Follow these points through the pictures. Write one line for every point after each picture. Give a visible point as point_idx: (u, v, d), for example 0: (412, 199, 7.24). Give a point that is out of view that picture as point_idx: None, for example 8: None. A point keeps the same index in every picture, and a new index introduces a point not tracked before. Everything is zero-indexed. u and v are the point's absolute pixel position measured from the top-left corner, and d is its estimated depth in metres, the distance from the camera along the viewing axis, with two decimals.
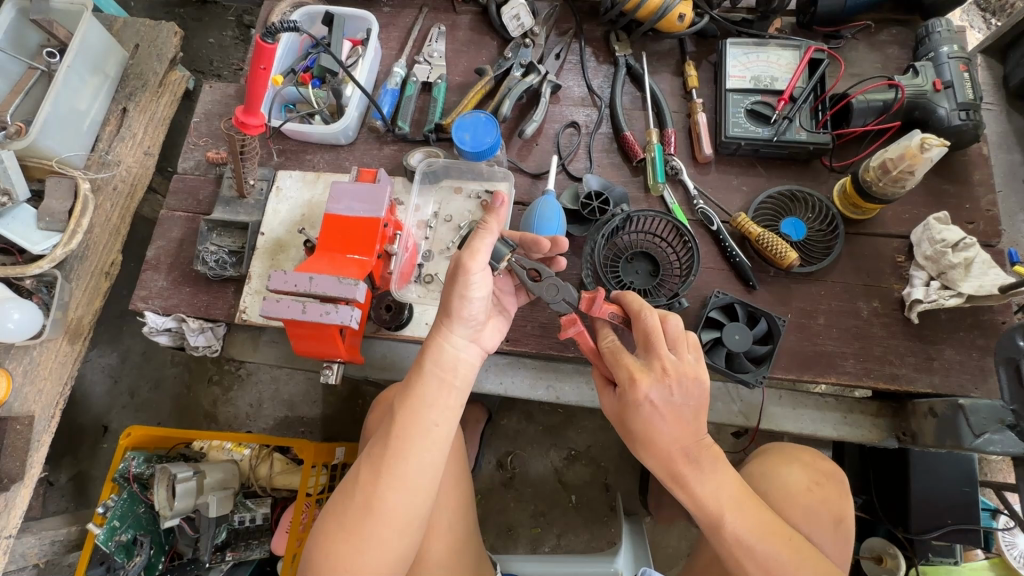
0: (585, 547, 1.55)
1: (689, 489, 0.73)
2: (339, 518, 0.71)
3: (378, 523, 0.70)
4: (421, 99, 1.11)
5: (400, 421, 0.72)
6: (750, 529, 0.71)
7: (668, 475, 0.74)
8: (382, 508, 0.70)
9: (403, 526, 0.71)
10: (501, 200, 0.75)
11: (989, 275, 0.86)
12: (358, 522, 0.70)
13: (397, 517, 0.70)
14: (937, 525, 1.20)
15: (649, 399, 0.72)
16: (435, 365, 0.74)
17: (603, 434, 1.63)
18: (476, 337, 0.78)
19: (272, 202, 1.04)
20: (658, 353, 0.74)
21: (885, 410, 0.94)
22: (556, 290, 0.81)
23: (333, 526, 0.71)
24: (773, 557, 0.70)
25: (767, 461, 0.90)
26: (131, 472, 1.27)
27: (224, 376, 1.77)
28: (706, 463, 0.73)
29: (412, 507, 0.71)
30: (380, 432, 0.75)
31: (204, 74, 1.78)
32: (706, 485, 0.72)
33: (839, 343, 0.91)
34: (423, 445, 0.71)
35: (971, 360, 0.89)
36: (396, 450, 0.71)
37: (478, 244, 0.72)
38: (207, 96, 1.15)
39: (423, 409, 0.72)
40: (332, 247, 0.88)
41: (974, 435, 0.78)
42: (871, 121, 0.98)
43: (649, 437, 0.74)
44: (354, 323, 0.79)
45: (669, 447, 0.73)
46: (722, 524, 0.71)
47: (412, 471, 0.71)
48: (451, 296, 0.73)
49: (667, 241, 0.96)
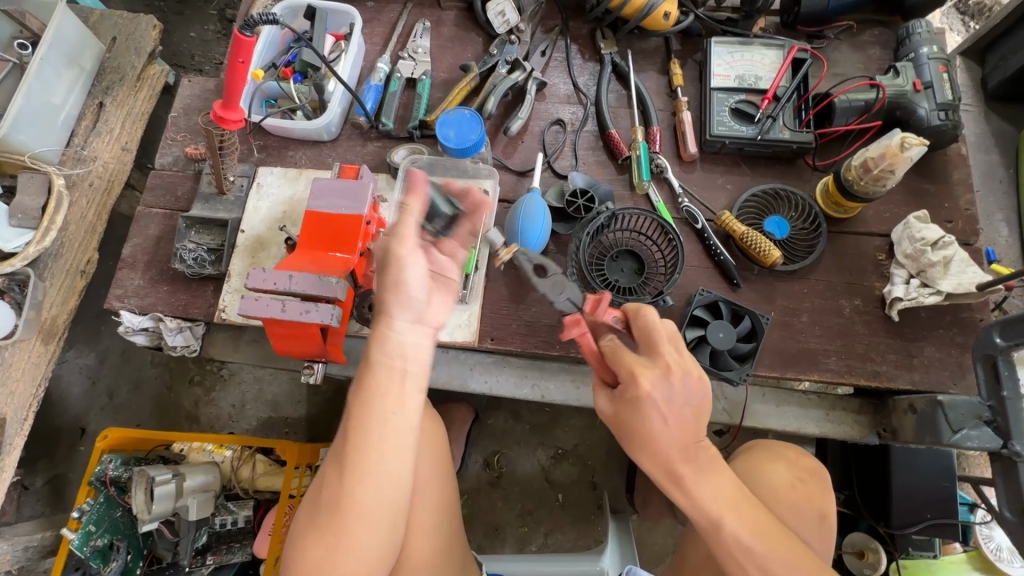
0: (572, 545, 1.55)
1: (685, 490, 0.73)
2: (309, 520, 0.71)
3: (346, 524, 0.69)
4: (406, 95, 1.09)
5: (357, 417, 0.70)
6: (745, 528, 0.71)
7: (667, 473, 0.73)
8: (352, 506, 0.69)
9: (373, 524, 0.69)
10: (416, 177, 0.75)
11: (967, 273, 0.88)
12: (327, 524, 0.69)
13: (365, 516, 0.69)
14: (917, 519, 1.22)
15: (652, 394, 0.71)
16: (384, 355, 0.71)
17: (590, 432, 1.63)
18: (423, 320, 0.73)
19: (253, 198, 1.02)
20: (660, 348, 0.74)
21: (866, 407, 0.96)
22: (560, 287, 0.82)
23: (304, 528, 0.71)
24: (769, 556, 0.70)
25: (751, 458, 0.90)
26: (107, 475, 1.23)
27: (206, 376, 1.74)
28: (693, 464, 0.73)
29: (381, 504, 0.70)
30: (342, 431, 0.74)
31: (186, 69, 1.74)
32: (704, 486, 0.72)
33: (822, 340, 0.92)
34: (386, 440, 0.70)
35: (950, 357, 0.90)
36: (356, 448, 0.69)
37: (401, 228, 0.73)
38: (186, 90, 1.12)
39: (379, 403, 0.70)
40: (313, 244, 0.87)
41: (952, 431, 0.80)
42: (853, 120, 0.98)
43: (647, 435, 0.73)
44: (335, 322, 0.77)
45: (670, 443, 0.72)
46: (721, 526, 0.71)
47: (378, 466, 0.70)
48: (387, 285, 0.72)
49: (652, 239, 0.96)
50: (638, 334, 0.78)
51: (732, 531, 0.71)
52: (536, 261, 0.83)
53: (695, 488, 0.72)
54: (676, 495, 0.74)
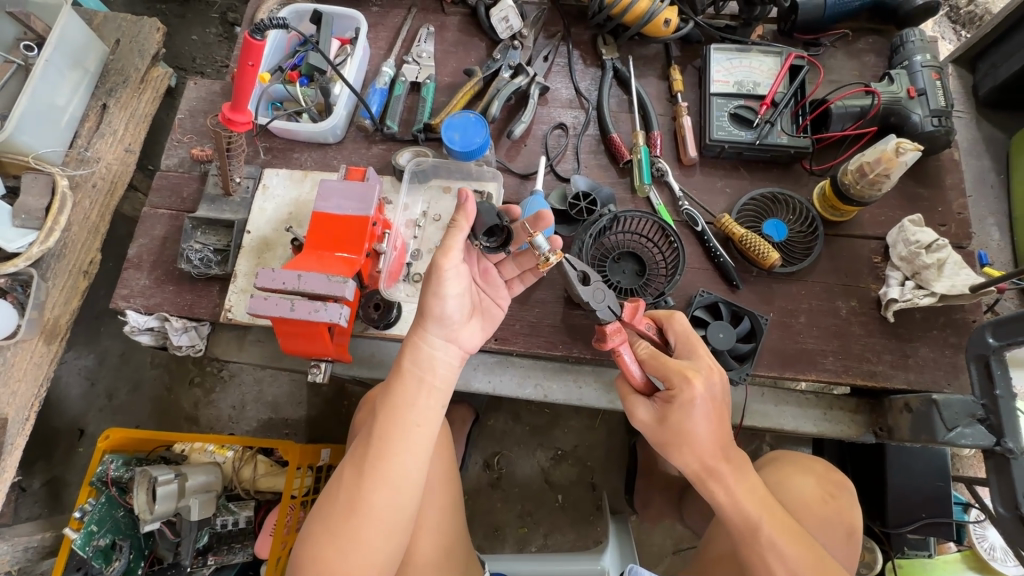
0: (572, 546, 1.56)
1: (724, 486, 0.74)
2: (324, 519, 0.71)
3: (362, 525, 0.70)
4: (410, 99, 1.11)
5: (383, 420, 0.73)
6: (781, 532, 0.72)
7: (703, 471, 0.75)
8: (365, 510, 0.70)
9: (387, 528, 0.71)
10: (467, 196, 0.73)
11: (961, 276, 0.90)
12: (343, 524, 0.70)
13: (382, 518, 0.70)
14: (912, 518, 1.24)
15: (701, 397, 0.73)
16: (414, 365, 0.75)
17: (589, 433, 1.64)
18: (454, 338, 0.77)
19: (259, 200, 1.03)
20: (699, 354, 0.78)
21: (862, 407, 0.97)
22: (602, 296, 0.79)
23: (317, 527, 0.71)
24: (800, 562, 0.71)
25: (779, 469, 0.92)
26: (108, 476, 1.24)
27: (206, 378, 1.74)
28: (733, 466, 0.75)
29: (397, 508, 0.71)
30: (363, 433, 0.75)
31: (187, 71, 1.75)
32: (737, 485, 0.74)
33: (819, 341, 0.94)
34: (406, 447, 0.72)
35: (944, 357, 0.92)
36: (379, 451, 0.71)
37: (450, 242, 0.73)
38: (192, 92, 1.13)
39: (406, 410, 0.73)
40: (320, 245, 0.88)
41: (947, 429, 0.82)
42: (848, 126, 1.01)
43: (688, 438, 0.74)
44: (343, 322, 0.78)
45: (708, 444, 0.74)
46: (758, 528, 0.72)
47: (397, 472, 0.71)
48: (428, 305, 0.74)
49: (653, 241, 0.98)
50: (676, 341, 0.83)
51: (769, 536, 0.72)
52: (580, 268, 0.79)
53: (732, 487, 0.74)
54: (714, 495, 0.75)
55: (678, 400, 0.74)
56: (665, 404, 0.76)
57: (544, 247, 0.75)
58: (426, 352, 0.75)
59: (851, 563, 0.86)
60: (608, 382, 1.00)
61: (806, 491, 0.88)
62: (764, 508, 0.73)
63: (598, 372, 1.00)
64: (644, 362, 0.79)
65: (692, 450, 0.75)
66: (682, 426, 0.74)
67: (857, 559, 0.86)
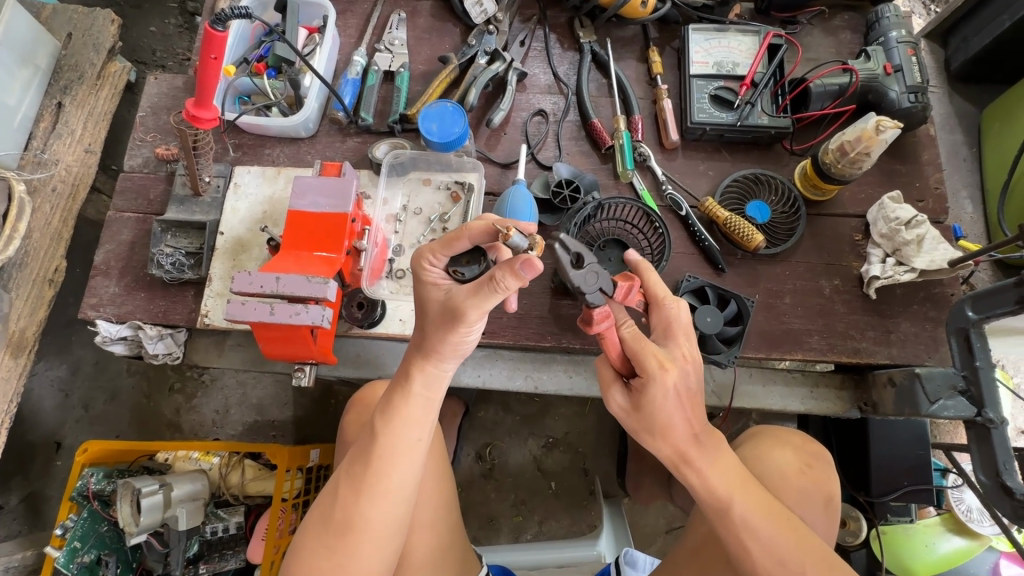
0: (566, 531, 1.57)
1: (698, 472, 0.75)
2: (320, 534, 0.71)
3: (360, 538, 0.69)
4: (384, 89, 1.07)
5: (382, 438, 0.71)
6: (755, 510, 0.73)
7: (678, 458, 0.75)
8: (363, 524, 0.70)
9: (385, 537, 0.71)
10: (527, 269, 0.59)
11: (940, 250, 0.90)
12: (340, 539, 0.69)
13: (378, 530, 0.70)
14: (894, 486, 1.28)
15: (675, 388, 0.73)
16: (423, 386, 0.73)
17: (579, 420, 1.65)
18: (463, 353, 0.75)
19: (231, 199, 1.00)
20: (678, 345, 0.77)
21: (847, 382, 0.99)
22: (596, 278, 0.73)
23: (315, 542, 0.71)
24: (775, 542, 0.71)
25: (760, 444, 0.92)
26: (89, 489, 1.20)
27: (186, 383, 1.70)
28: (707, 450, 0.75)
29: (393, 519, 0.71)
30: (359, 447, 0.74)
31: (147, 65, 1.67)
32: (711, 473, 0.74)
33: (804, 320, 0.95)
34: (405, 462, 0.71)
35: (924, 331, 0.93)
36: (377, 468, 0.70)
37: (486, 304, 0.64)
38: (152, 88, 1.08)
39: (406, 426, 0.72)
40: (297, 245, 0.85)
41: (930, 402, 0.82)
42: (828, 104, 1.01)
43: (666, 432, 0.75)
44: (326, 323, 0.75)
45: (683, 433, 0.75)
46: (731, 507, 0.73)
47: (392, 485, 0.71)
48: (438, 340, 0.69)
49: (639, 228, 0.97)
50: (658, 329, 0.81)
51: (743, 513, 0.72)
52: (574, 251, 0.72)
53: (707, 471, 0.74)
54: (691, 478, 0.76)
55: (656, 392, 0.73)
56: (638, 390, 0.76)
57: (524, 245, 0.67)
58: (431, 375, 0.72)
59: (830, 529, 0.87)
60: (598, 370, 0.99)
61: (784, 465, 0.88)
62: (739, 489, 0.74)
63: (587, 361, 1.00)
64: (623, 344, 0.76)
65: (672, 437, 0.75)
66: (666, 421, 0.74)
67: (835, 525, 0.87)
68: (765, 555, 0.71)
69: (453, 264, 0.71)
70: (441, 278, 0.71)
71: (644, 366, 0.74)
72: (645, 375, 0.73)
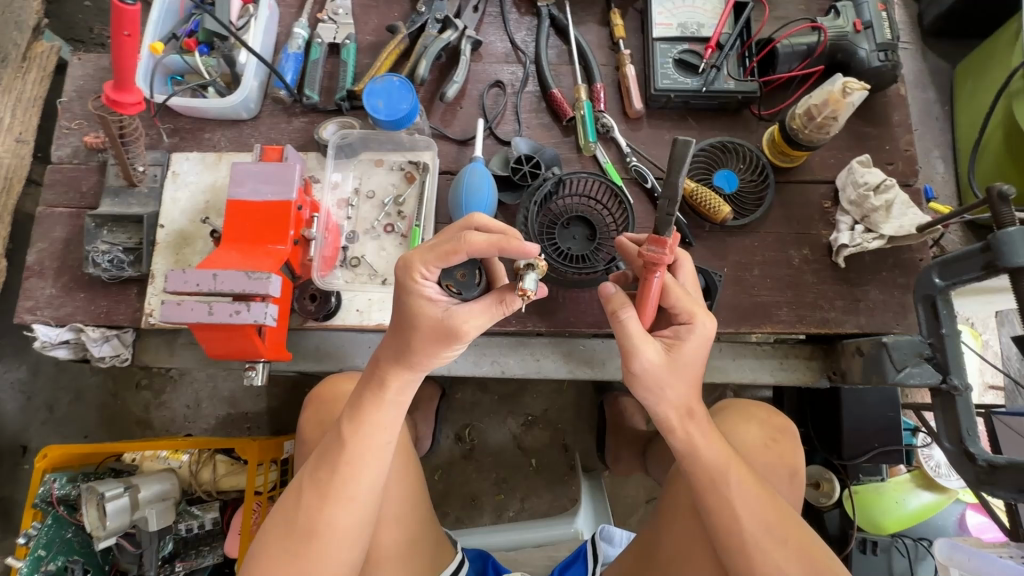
0: (548, 507, 1.58)
1: (700, 431, 0.68)
2: (281, 541, 0.68)
3: (324, 544, 0.67)
4: (330, 63, 1.00)
5: (349, 442, 0.68)
6: (748, 480, 0.66)
7: (681, 419, 0.68)
8: (327, 529, 0.67)
9: (351, 541, 0.69)
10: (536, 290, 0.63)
11: (908, 215, 0.89)
12: (303, 545, 0.67)
13: (343, 534, 0.68)
14: (866, 449, 1.29)
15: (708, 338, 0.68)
16: (395, 391, 0.69)
17: (558, 396, 1.64)
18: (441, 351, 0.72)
19: (170, 188, 0.93)
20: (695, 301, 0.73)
21: (817, 352, 0.98)
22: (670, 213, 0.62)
23: (274, 549, 0.68)
24: (760, 514, 0.64)
25: (727, 419, 0.91)
26: (52, 495, 1.16)
27: (154, 379, 1.65)
28: (707, 410, 0.70)
29: (359, 522, 0.69)
30: (323, 449, 0.71)
31: (84, 44, 1.56)
32: (706, 440, 0.68)
33: (773, 293, 0.93)
34: (373, 466, 0.69)
35: (893, 298, 0.92)
36: (344, 472, 0.68)
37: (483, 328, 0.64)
38: (77, 70, 1.00)
39: (374, 430, 0.69)
40: (239, 237, 0.80)
41: (897, 370, 0.81)
42: (795, 66, 0.97)
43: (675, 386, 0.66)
44: (270, 321, 0.71)
45: (686, 394, 0.67)
46: (727, 477, 0.66)
47: (360, 489, 0.69)
48: (423, 351, 0.65)
49: (603, 204, 0.93)
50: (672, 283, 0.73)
51: (737, 482, 0.66)
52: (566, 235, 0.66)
53: (699, 439, 0.67)
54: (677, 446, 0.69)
55: (693, 342, 0.66)
56: (671, 342, 0.67)
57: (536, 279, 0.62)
58: (405, 377, 0.69)
59: (794, 499, 0.87)
60: (566, 351, 0.97)
61: (755, 439, 0.87)
62: (730, 461, 0.67)
63: (555, 343, 0.97)
64: (663, 294, 0.68)
65: (668, 402, 0.67)
66: (669, 390, 0.66)
67: (800, 496, 0.87)
68: (752, 522, 0.64)
69: (445, 277, 0.64)
70: (436, 293, 0.64)
71: (690, 313, 0.67)
72: (691, 322, 0.67)
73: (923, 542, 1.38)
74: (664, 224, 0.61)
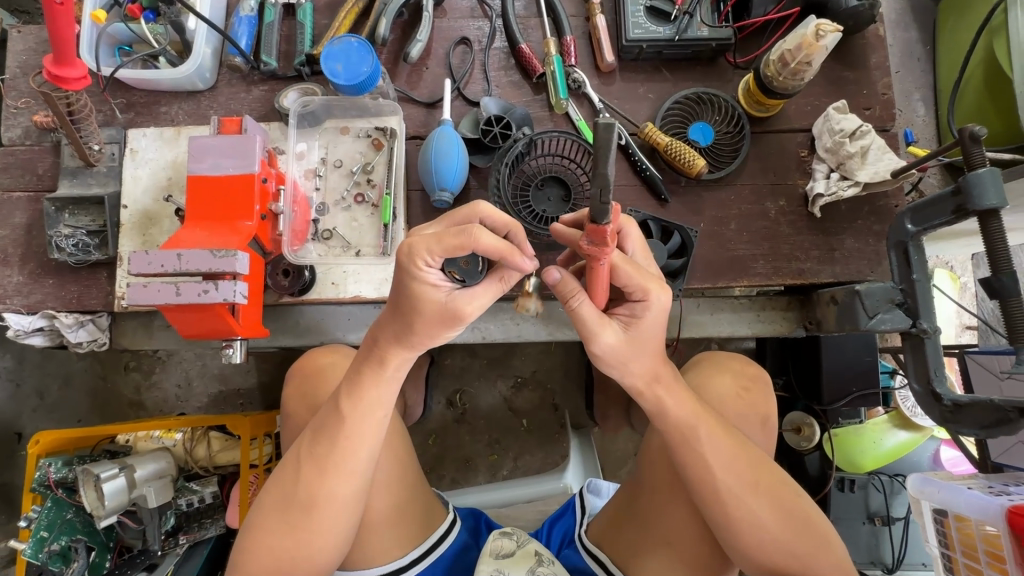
0: (541, 464, 1.63)
1: (669, 391, 0.68)
2: (281, 511, 0.69)
3: (324, 514, 0.69)
4: (286, 26, 0.95)
5: (348, 420, 0.68)
6: (718, 432, 0.68)
7: (650, 380, 0.67)
8: (327, 500, 0.69)
9: (350, 511, 0.71)
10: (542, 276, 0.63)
11: (884, 160, 0.88)
12: (304, 515, 0.69)
13: (342, 505, 0.70)
14: (844, 393, 1.33)
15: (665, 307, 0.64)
16: (395, 370, 0.68)
17: (546, 358, 1.66)
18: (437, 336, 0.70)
19: (129, 167, 0.90)
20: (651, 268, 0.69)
21: (794, 303, 0.99)
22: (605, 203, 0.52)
23: (275, 519, 0.69)
24: (733, 467, 0.66)
25: (701, 372, 0.93)
26: (50, 479, 1.19)
27: (142, 361, 1.65)
28: (674, 371, 0.70)
29: (358, 493, 0.71)
30: (319, 423, 0.71)
31: (31, 16, 1.48)
32: (673, 400, 0.68)
33: (750, 246, 0.93)
34: (371, 441, 0.70)
35: (868, 246, 0.93)
36: (342, 447, 0.69)
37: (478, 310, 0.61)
38: (18, 44, 0.94)
39: (372, 408, 0.69)
40: (204, 215, 0.78)
41: (868, 317, 0.82)
42: (771, 9, 0.93)
43: (637, 354, 0.65)
44: (240, 298, 0.71)
45: (653, 359, 0.66)
46: (696, 432, 0.67)
47: (358, 462, 0.70)
48: (424, 333, 0.64)
49: (576, 162, 0.91)
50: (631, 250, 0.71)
51: (706, 435, 0.67)
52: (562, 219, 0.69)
53: (667, 398, 0.68)
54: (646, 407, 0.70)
55: (649, 318, 0.64)
56: (629, 321, 0.65)
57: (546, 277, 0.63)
58: (405, 356, 0.67)
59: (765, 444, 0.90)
60: (546, 314, 0.97)
61: (730, 393, 0.89)
62: (698, 414, 0.68)
63: None
64: (611, 273, 0.63)
65: (634, 370, 0.67)
66: (635, 361, 0.66)
67: (771, 439, 0.90)
68: (725, 472, 0.66)
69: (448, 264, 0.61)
70: (439, 278, 0.59)
71: (644, 288, 0.63)
72: (646, 299, 0.63)
73: (899, 478, 1.44)
74: (600, 218, 0.52)
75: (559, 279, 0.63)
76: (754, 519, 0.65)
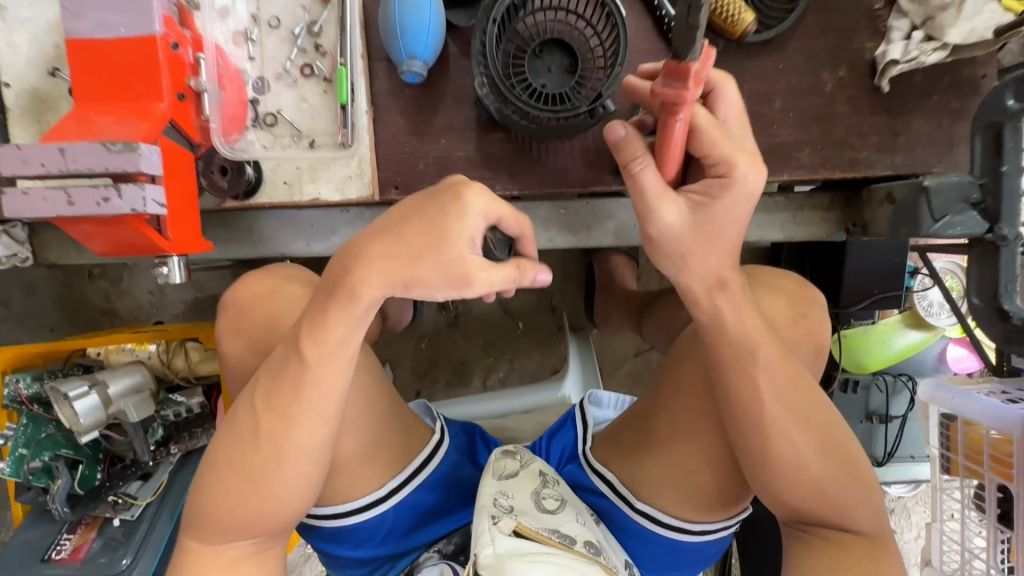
0: (538, 367, 1.59)
1: (733, 300, 0.55)
2: (240, 464, 0.60)
3: (290, 465, 0.60)
4: None
5: (309, 359, 0.58)
6: (779, 354, 0.57)
7: (711, 287, 0.55)
8: (293, 450, 0.59)
9: (320, 460, 0.62)
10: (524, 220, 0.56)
11: (986, 13, 0.67)
12: (266, 468, 0.59)
13: (310, 453, 0.60)
14: (864, 296, 1.24)
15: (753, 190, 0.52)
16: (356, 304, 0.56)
17: (543, 259, 1.55)
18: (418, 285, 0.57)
19: (1, 31, 0.69)
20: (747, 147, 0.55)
21: (836, 202, 0.84)
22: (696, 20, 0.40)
23: (233, 473, 0.60)
24: (784, 400, 0.57)
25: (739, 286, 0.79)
26: (20, 395, 1.12)
27: (106, 267, 1.52)
28: (740, 278, 0.57)
29: (327, 440, 0.61)
30: (274, 365, 0.60)
31: None
32: (734, 314, 0.56)
33: (796, 131, 0.75)
34: (336, 383, 0.59)
35: (940, 130, 0.75)
36: (304, 392, 0.58)
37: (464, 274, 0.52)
38: None
39: (336, 347, 0.58)
40: (99, 95, 0.60)
41: (933, 221, 0.66)
42: None
43: (697, 253, 0.53)
44: (153, 206, 0.56)
45: (719, 264, 0.54)
46: (757, 351, 0.56)
47: (325, 407, 0.60)
48: (385, 265, 0.53)
49: (585, 18, 0.69)
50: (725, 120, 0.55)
51: (767, 358, 0.56)
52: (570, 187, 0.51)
53: (728, 310, 0.56)
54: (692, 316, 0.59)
55: (727, 202, 0.51)
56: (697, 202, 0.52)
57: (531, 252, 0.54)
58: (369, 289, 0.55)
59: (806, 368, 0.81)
60: (546, 216, 0.81)
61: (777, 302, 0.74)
62: (764, 334, 0.57)
63: (532, 209, 0.82)
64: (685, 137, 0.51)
65: (694, 270, 0.54)
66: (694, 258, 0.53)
67: None
68: (777, 403, 0.56)
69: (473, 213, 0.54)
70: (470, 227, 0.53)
71: (728, 163, 0.51)
72: (730, 176, 0.51)
73: (903, 378, 1.41)
74: (687, 45, 0.42)
75: (624, 134, 0.52)
76: (792, 461, 0.57)
